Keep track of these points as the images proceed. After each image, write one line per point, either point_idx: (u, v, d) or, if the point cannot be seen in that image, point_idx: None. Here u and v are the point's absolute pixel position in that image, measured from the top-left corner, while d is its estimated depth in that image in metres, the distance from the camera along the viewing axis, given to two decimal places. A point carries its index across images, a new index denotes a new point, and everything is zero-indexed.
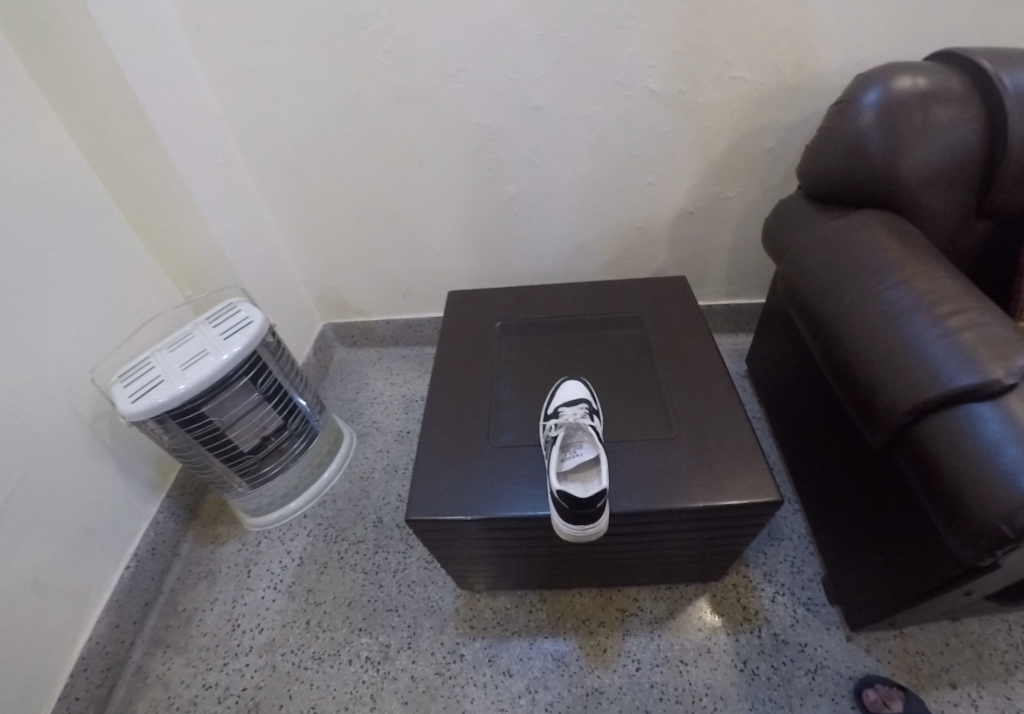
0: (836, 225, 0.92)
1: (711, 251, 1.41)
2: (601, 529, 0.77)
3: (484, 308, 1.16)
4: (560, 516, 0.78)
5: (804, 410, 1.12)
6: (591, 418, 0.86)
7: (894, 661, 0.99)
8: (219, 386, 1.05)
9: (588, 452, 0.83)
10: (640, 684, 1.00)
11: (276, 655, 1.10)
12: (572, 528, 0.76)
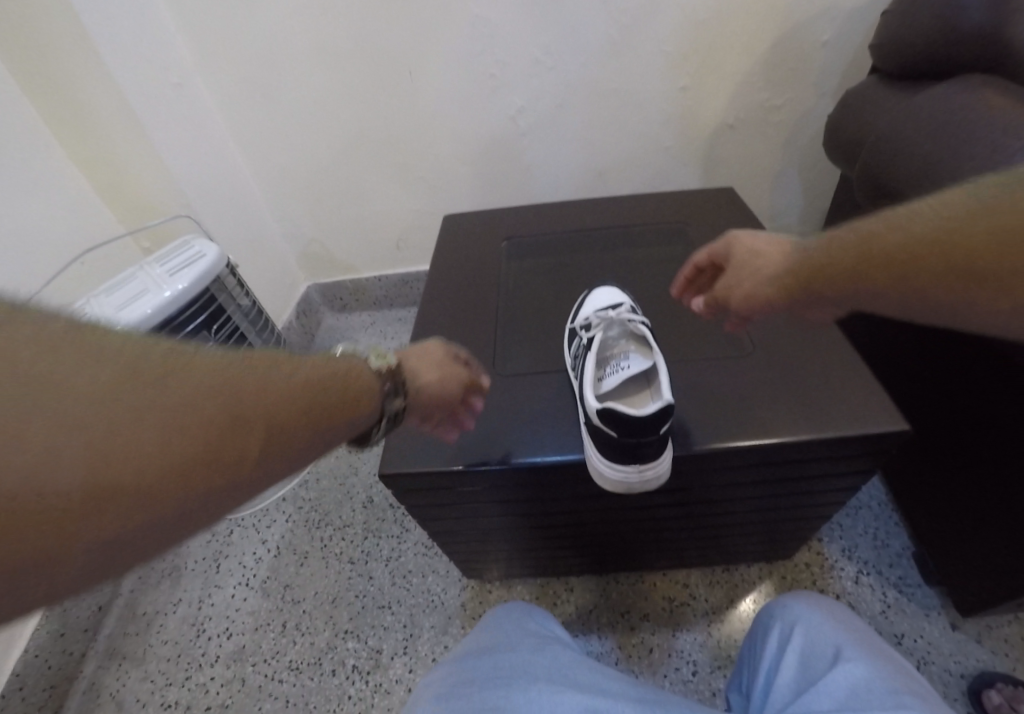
0: (924, 96, 0.65)
1: (792, 169, 1.03)
2: (663, 475, 0.45)
3: (465, 237, 0.77)
4: (601, 451, 0.45)
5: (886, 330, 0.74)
6: (642, 319, 0.51)
7: (1017, 655, 0.65)
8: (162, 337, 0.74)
9: (641, 362, 0.49)
10: (690, 694, 0.67)
11: (246, 666, 0.79)
12: (620, 467, 0.44)
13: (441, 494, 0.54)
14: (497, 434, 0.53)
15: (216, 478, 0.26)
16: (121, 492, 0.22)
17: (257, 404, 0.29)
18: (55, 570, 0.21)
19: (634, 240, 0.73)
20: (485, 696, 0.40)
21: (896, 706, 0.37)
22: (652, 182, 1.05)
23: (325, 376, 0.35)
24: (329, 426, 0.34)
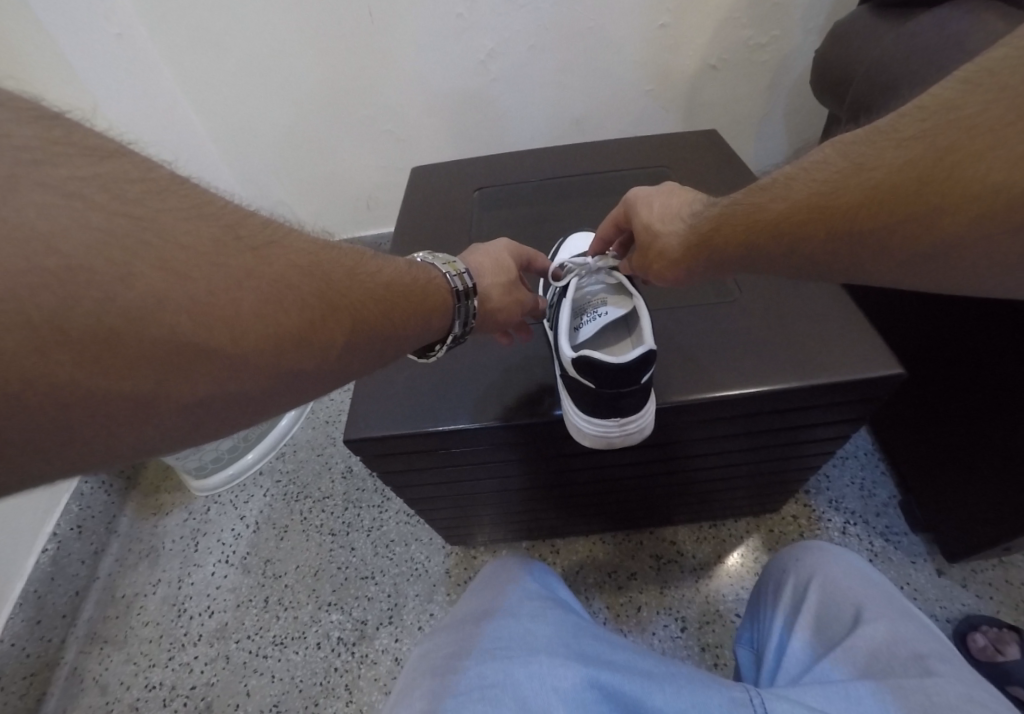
0: (917, 23, 0.60)
1: (779, 111, 0.98)
2: (647, 427, 0.43)
3: (435, 188, 0.72)
4: (576, 403, 0.43)
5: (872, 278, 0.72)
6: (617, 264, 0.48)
7: (1001, 598, 0.65)
8: None
9: (619, 308, 0.46)
10: (681, 650, 0.67)
11: (229, 643, 0.77)
12: (603, 423, 0.41)
13: (417, 458, 0.51)
14: (474, 392, 0.50)
15: (300, 359, 0.29)
16: (221, 356, 0.25)
17: (341, 302, 0.31)
18: (162, 415, 0.24)
19: (614, 185, 0.68)
20: (483, 669, 0.35)
21: (925, 675, 0.35)
22: (633, 129, 1.00)
23: (398, 288, 0.38)
24: (401, 329, 0.37)
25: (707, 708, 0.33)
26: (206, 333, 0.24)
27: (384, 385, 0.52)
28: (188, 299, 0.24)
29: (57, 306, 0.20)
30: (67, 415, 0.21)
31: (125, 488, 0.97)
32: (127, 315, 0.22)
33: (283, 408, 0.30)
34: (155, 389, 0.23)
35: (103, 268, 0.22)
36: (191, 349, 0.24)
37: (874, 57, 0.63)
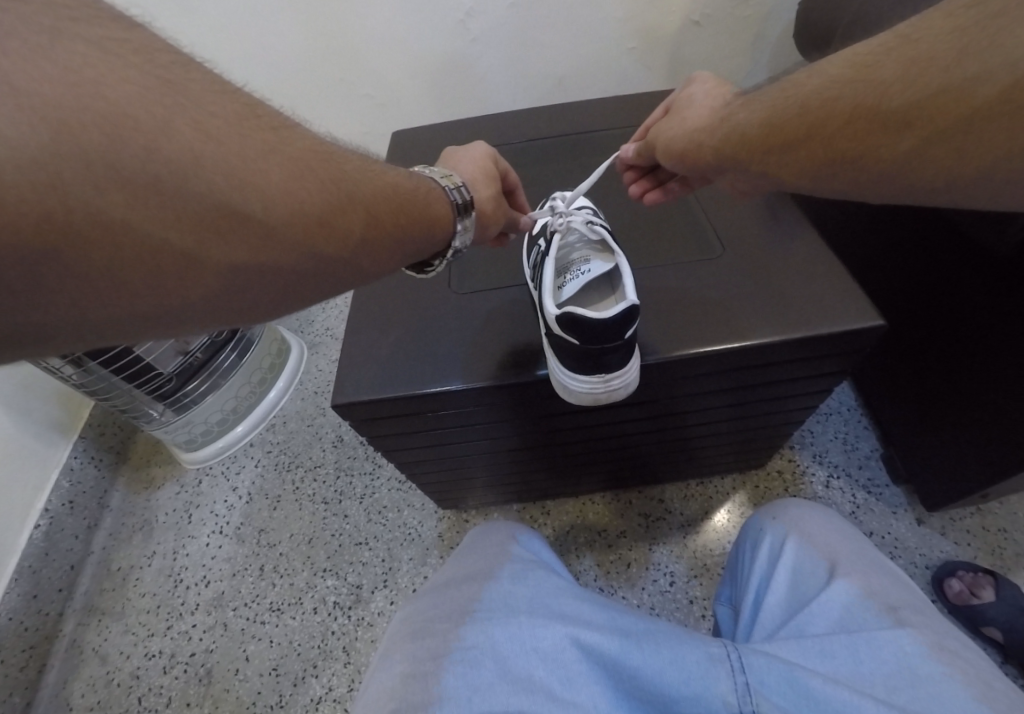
0: None
1: (763, 70, 0.97)
2: (630, 384, 0.43)
3: (415, 151, 0.71)
4: (563, 361, 0.43)
5: (855, 234, 0.71)
6: (602, 221, 0.48)
7: (978, 544, 0.68)
8: None
9: (602, 264, 0.45)
10: (671, 604, 0.69)
11: (227, 610, 0.78)
12: (587, 380, 0.42)
13: (408, 420, 0.51)
14: (464, 351, 0.50)
15: (324, 243, 0.28)
16: (255, 220, 0.25)
17: (357, 195, 0.30)
18: (199, 277, 0.24)
19: (598, 143, 0.68)
20: (462, 632, 0.35)
21: (897, 627, 0.36)
22: (617, 88, 0.98)
23: (407, 194, 0.36)
24: (417, 235, 0.36)
25: (683, 664, 0.34)
26: (237, 198, 0.24)
27: (373, 346, 0.52)
28: (222, 165, 0.24)
29: (109, 153, 0.21)
30: (119, 262, 0.22)
31: (115, 462, 0.96)
32: (171, 170, 0.22)
33: (299, 302, 0.30)
34: (185, 249, 0.23)
35: (145, 123, 0.22)
36: (225, 212, 0.24)
37: (860, 5, 0.62)
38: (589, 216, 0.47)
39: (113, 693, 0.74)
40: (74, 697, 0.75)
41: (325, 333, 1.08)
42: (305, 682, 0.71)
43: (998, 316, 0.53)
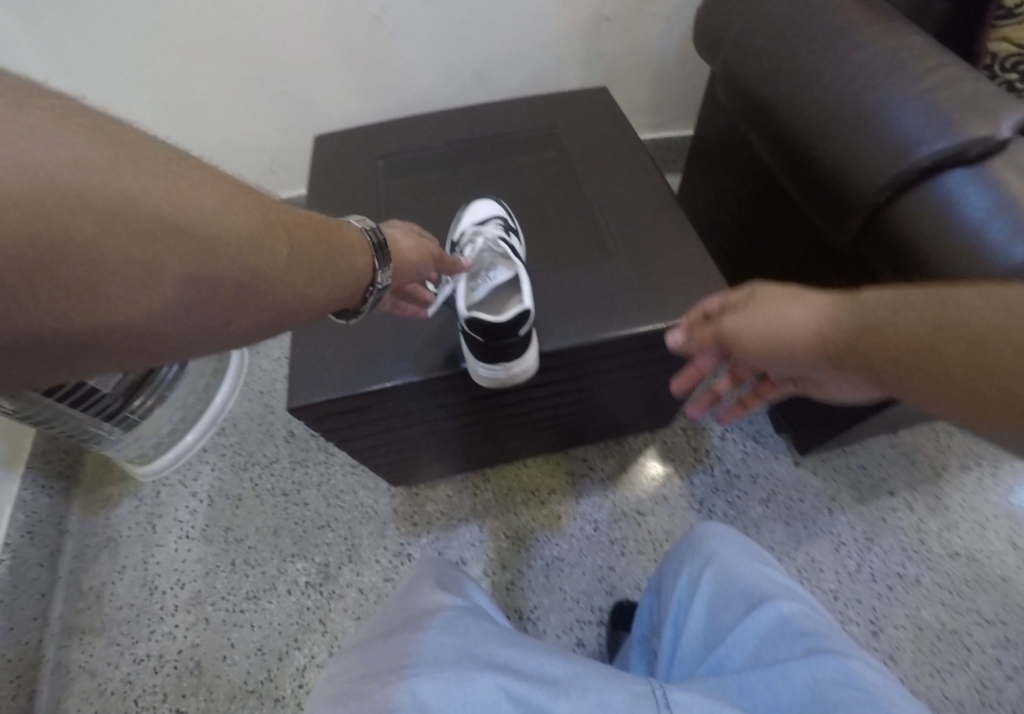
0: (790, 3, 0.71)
1: (669, 59, 1.04)
2: (528, 367, 0.50)
3: (335, 156, 0.73)
4: (470, 351, 0.50)
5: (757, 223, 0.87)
6: (508, 235, 0.56)
7: (836, 479, 0.88)
8: None
9: (506, 272, 0.53)
10: (596, 545, 0.82)
11: (206, 606, 0.83)
12: (489, 368, 0.49)
13: (356, 414, 0.58)
14: (402, 354, 0.56)
15: (254, 260, 0.31)
16: (196, 236, 0.28)
17: (275, 221, 0.33)
18: (155, 294, 0.26)
19: (508, 147, 0.73)
20: (387, 691, 0.28)
21: (806, 655, 0.37)
22: (533, 73, 1.02)
23: (325, 226, 0.40)
24: (338, 258, 0.40)
25: (609, 706, 0.31)
26: (183, 221, 0.27)
27: (313, 358, 0.56)
28: (168, 193, 0.27)
29: (101, 229, 0.24)
30: (103, 269, 0.24)
31: (67, 488, 0.96)
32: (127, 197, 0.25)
33: (246, 323, 0.32)
34: (140, 267, 0.25)
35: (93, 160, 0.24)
36: (174, 228, 0.27)
37: (762, 27, 0.73)
38: (499, 230, 0.55)
39: (109, 700, 0.78)
40: (71, 711, 0.78)
41: None
42: (289, 655, 0.78)
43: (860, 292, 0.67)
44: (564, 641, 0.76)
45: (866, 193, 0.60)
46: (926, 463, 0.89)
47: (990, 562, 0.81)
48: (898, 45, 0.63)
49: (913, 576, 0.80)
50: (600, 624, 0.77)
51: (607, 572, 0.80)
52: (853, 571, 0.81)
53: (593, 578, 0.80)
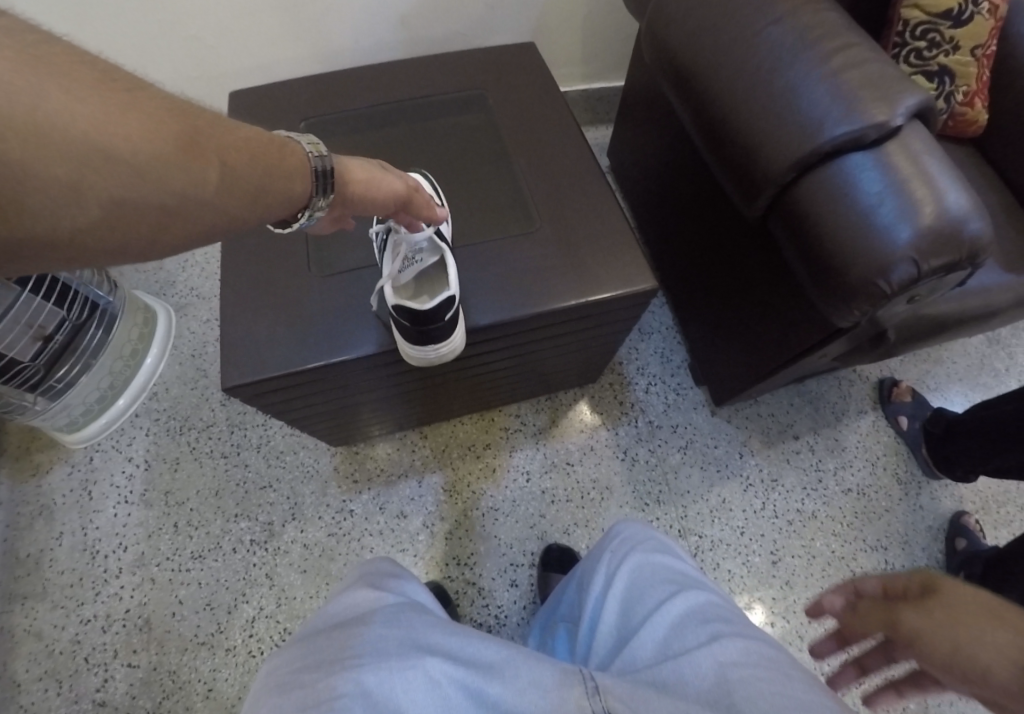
0: None
1: (603, 8, 1.03)
2: (459, 345, 0.53)
3: (249, 113, 0.69)
4: (401, 335, 0.51)
5: (677, 197, 0.91)
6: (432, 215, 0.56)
7: (750, 425, 0.98)
8: None
9: (433, 255, 0.54)
10: (529, 495, 0.89)
11: (152, 567, 0.85)
12: (420, 350, 0.51)
13: (291, 390, 0.59)
14: (335, 327, 0.57)
15: (184, 184, 0.28)
16: (116, 157, 0.24)
17: (206, 140, 0.29)
18: (71, 211, 0.24)
19: (433, 110, 0.72)
20: (332, 679, 0.31)
21: (712, 641, 0.39)
22: (465, 18, 0.97)
23: (272, 144, 0.34)
24: (288, 183, 0.35)
25: (542, 683, 0.34)
26: (104, 141, 0.24)
27: (242, 333, 0.56)
28: (85, 110, 0.23)
29: (12, 158, 0.21)
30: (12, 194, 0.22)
31: None
32: (51, 125, 0.22)
33: (176, 242, 0.30)
34: (55, 186, 0.23)
35: (15, 85, 0.21)
36: (93, 151, 0.23)
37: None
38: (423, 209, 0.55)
39: (58, 660, 0.79)
40: (19, 672, 0.79)
41: (192, 295, 1.05)
42: (238, 609, 0.82)
43: (770, 266, 0.74)
44: (500, 583, 0.83)
45: (773, 170, 0.63)
46: (830, 408, 1.01)
47: (877, 494, 0.94)
48: (807, 15, 0.67)
49: (809, 510, 0.92)
50: (532, 566, 0.84)
51: (539, 519, 0.87)
52: (760, 506, 0.91)
53: (526, 525, 0.87)
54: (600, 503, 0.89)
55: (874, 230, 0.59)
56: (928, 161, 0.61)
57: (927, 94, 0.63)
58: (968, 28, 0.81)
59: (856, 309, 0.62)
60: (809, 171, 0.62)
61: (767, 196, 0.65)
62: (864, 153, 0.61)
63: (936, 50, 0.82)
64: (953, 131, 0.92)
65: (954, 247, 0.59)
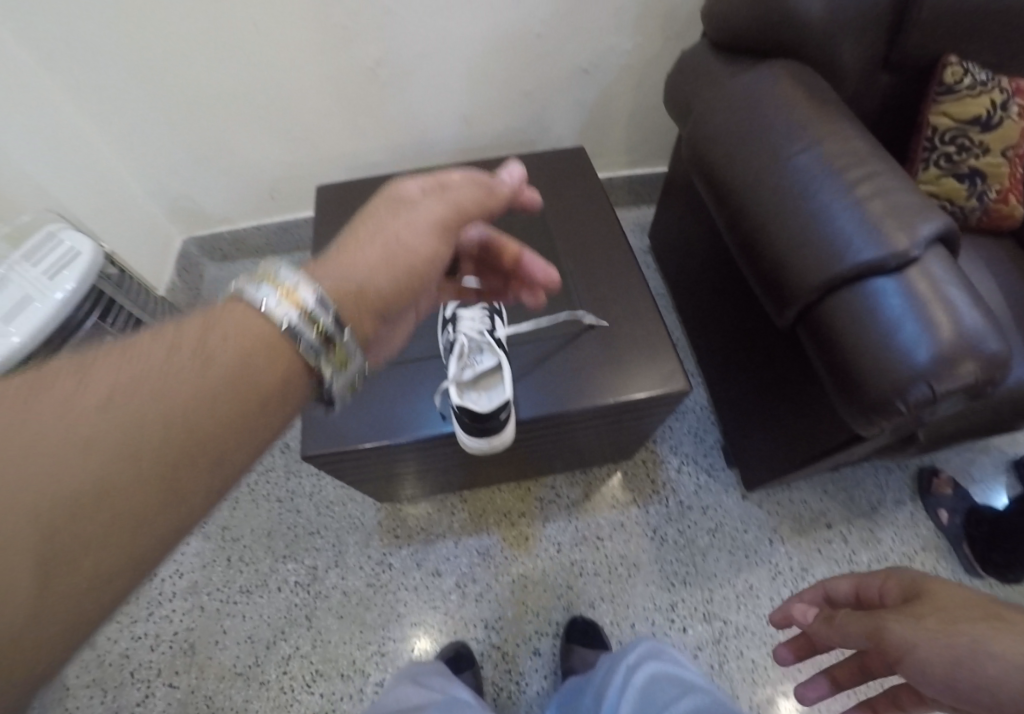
0: (744, 80, 0.81)
1: (647, 108, 1.13)
2: (508, 440, 0.60)
3: (332, 211, 0.81)
4: (461, 427, 0.59)
5: (715, 290, 0.96)
6: (492, 322, 0.64)
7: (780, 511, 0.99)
8: (59, 334, 0.77)
9: (490, 358, 0.61)
10: (557, 566, 0.93)
11: (203, 595, 0.93)
12: (477, 441, 0.58)
13: (355, 462, 0.67)
14: (396, 410, 0.65)
15: (102, 491, 0.26)
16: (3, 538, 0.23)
17: (100, 421, 0.27)
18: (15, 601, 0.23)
19: None
20: None
21: None
22: (521, 118, 1.09)
23: (200, 337, 0.31)
24: (239, 362, 0.31)
25: None
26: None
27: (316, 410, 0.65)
28: None
29: None
30: None
31: None
32: None
33: (182, 513, 0.28)
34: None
35: None
36: None
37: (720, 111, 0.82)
38: (484, 317, 0.63)
39: (106, 670, 0.88)
40: (69, 677, 0.87)
41: None
42: (277, 646, 0.89)
43: (799, 368, 0.77)
44: (524, 649, 0.87)
45: (799, 288, 0.68)
46: (863, 499, 1.01)
47: None
48: (835, 142, 0.73)
49: None
50: (556, 636, 0.88)
51: (565, 590, 0.91)
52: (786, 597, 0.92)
53: (553, 594, 0.91)
54: (627, 580, 0.92)
55: (895, 351, 0.62)
56: (949, 285, 0.64)
57: (949, 221, 0.67)
58: (997, 132, 0.86)
59: (874, 421, 0.64)
60: (835, 291, 0.67)
61: (794, 309, 0.70)
62: (889, 276, 0.65)
63: (966, 153, 0.87)
64: (989, 224, 0.94)
65: (975, 369, 0.61)
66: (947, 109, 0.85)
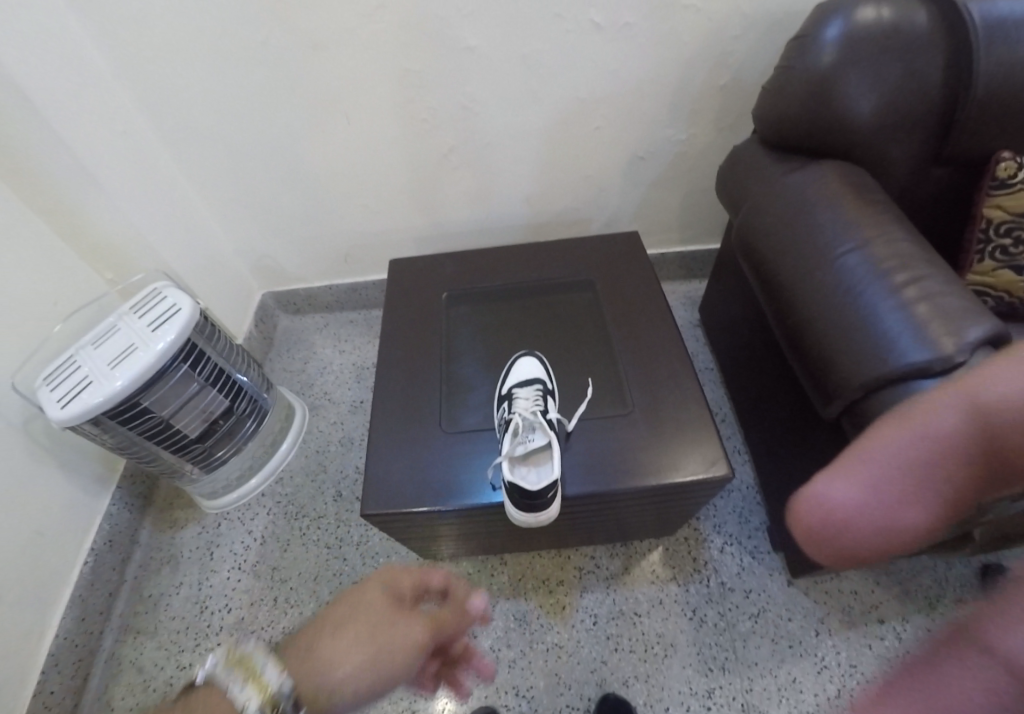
0: (792, 180, 0.86)
1: (698, 191, 1.19)
2: (553, 515, 0.64)
3: (407, 286, 0.89)
4: (511, 499, 0.64)
5: (763, 372, 0.98)
6: (546, 402, 0.70)
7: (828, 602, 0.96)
8: (155, 379, 0.86)
9: (541, 437, 0.67)
10: (592, 638, 0.93)
11: (247, 633, 0.97)
12: (524, 514, 0.63)
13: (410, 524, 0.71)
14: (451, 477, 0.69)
15: None
16: None
17: None
18: None
19: (549, 292, 0.88)
20: None
21: None
22: (577, 198, 1.18)
23: None
24: None
25: None
26: None
27: (378, 472, 0.70)
28: None
29: None
30: None
31: (143, 506, 1.11)
32: None
33: None
34: None
35: None
36: None
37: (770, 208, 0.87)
38: (538, 398, 0.69)
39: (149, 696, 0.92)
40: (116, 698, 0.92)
41: (325, 397, 1.27)
42: None
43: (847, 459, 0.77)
44: None
45: (845, 386, 0.69)
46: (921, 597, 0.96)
47: None
48: (883, 243, 0.76)
49: None
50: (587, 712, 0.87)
51: (600, 665, 0.91)
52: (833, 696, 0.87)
53: (587, 668, 0.90)
54: (662, 660, 0.91)
55: None
56: None
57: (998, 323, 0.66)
58: None
59: None
60: (876, 391, 0.67)
61: (840, 405, 0.71)
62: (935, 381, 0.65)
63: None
64: None
65: None
66: (1002, 202, 0.86)
